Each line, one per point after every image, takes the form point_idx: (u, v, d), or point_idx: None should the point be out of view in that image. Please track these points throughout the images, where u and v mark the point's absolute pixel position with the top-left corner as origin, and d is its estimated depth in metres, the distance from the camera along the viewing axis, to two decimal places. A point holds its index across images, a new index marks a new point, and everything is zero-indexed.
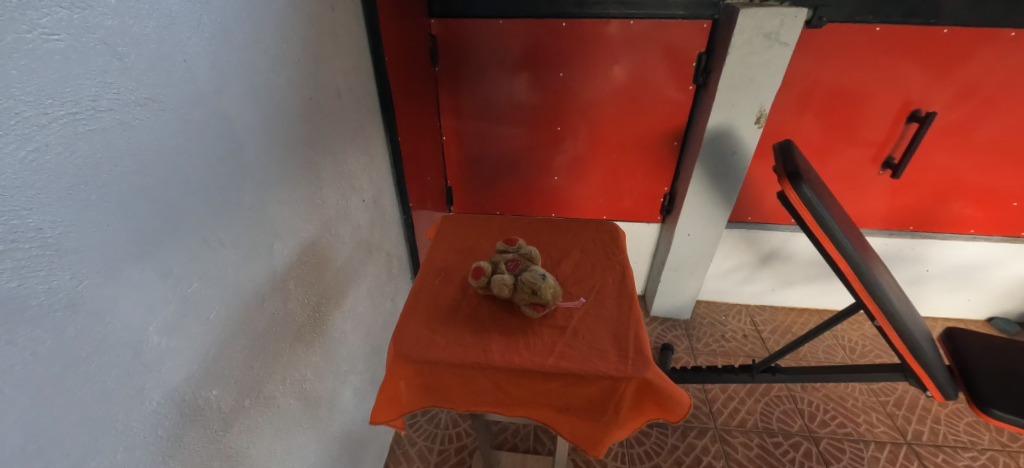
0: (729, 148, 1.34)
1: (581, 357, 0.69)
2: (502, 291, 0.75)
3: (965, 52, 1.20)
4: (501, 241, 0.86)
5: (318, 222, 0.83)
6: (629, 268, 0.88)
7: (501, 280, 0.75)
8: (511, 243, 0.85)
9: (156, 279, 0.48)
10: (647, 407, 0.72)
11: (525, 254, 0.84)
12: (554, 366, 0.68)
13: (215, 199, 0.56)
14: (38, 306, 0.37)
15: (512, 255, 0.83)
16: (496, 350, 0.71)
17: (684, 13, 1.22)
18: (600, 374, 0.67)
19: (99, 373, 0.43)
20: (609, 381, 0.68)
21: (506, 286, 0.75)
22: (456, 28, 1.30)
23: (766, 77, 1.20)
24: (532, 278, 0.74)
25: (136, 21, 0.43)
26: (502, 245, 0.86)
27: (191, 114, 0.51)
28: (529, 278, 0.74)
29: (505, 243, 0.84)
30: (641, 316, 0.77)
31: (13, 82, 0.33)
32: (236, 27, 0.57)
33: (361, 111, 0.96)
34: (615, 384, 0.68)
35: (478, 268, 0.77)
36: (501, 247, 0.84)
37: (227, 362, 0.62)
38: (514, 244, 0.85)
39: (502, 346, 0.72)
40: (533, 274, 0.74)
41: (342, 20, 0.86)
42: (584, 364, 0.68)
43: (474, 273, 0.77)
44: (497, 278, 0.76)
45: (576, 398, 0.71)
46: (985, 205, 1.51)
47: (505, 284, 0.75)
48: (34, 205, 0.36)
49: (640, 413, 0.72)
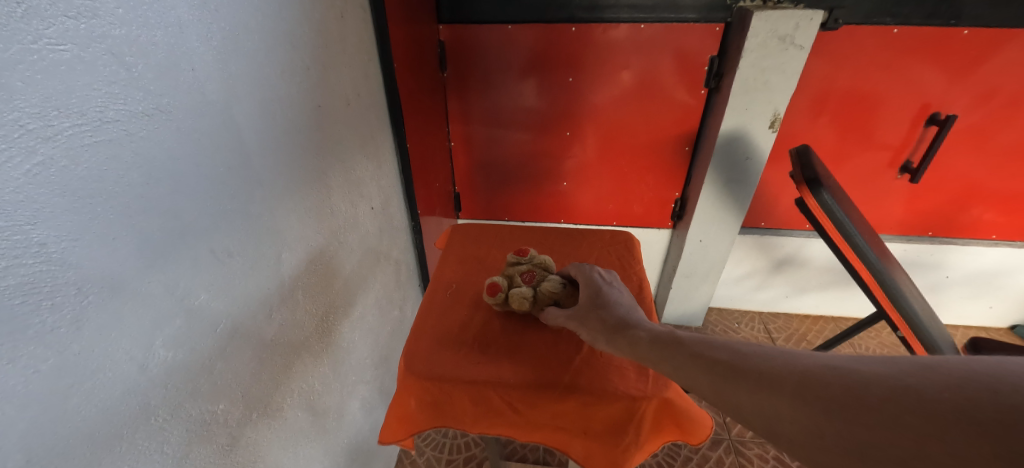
0: (743, 153, 1.32)
1: (598, 376, 0.68)
2: (522, 305, 0.76)
3: (986, 52, 1.17)
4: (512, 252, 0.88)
5: (326, 231, 0.82)
6: (645, 280, 0.87)
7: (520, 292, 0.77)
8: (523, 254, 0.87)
9: (162, 292, 0.47)
10: (666, 427, 0.69)
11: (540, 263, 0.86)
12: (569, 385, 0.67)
13: (223, 210, 0.55)
14: (42, 324, 0.36)
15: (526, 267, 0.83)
16: (510, 369, 0.69)
17: (696, 16, 1.20)
18: (617, 393, 0.66)
19: (105, 390, 0.42)
20: (628, 401, 0.66)
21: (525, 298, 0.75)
22: (463, 34, 1.29)
23: (780, 81, 1.18)
24: (553, 288, 0.75)
25: (143, 30, 0.42)
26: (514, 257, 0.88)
27: (199, 123, 0.50)
28: (549, 287, 0.76)
29: (518, 254, 0.86)
30: None
31: (16, 94, 0.33)
32: (245, 35, 0.57)
33: (369, 118, 0.96)
34: (634, 405, 0.66)
35: (495, 283, 0.78)
36: (513, 259, 0.85)
37: (234, 375, 0.60)
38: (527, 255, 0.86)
39: (516, 364, 0.71)
40: (552, 283, 0.76)
41: (351, 26, 0.85)
42: (600, 382, 0.67)
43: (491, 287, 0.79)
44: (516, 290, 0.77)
45: (593, 419, 0.68)
46: (1009, 210, 1.46)
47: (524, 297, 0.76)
48: (38, 220, 0.35)
49: (659, 434, 0.70)
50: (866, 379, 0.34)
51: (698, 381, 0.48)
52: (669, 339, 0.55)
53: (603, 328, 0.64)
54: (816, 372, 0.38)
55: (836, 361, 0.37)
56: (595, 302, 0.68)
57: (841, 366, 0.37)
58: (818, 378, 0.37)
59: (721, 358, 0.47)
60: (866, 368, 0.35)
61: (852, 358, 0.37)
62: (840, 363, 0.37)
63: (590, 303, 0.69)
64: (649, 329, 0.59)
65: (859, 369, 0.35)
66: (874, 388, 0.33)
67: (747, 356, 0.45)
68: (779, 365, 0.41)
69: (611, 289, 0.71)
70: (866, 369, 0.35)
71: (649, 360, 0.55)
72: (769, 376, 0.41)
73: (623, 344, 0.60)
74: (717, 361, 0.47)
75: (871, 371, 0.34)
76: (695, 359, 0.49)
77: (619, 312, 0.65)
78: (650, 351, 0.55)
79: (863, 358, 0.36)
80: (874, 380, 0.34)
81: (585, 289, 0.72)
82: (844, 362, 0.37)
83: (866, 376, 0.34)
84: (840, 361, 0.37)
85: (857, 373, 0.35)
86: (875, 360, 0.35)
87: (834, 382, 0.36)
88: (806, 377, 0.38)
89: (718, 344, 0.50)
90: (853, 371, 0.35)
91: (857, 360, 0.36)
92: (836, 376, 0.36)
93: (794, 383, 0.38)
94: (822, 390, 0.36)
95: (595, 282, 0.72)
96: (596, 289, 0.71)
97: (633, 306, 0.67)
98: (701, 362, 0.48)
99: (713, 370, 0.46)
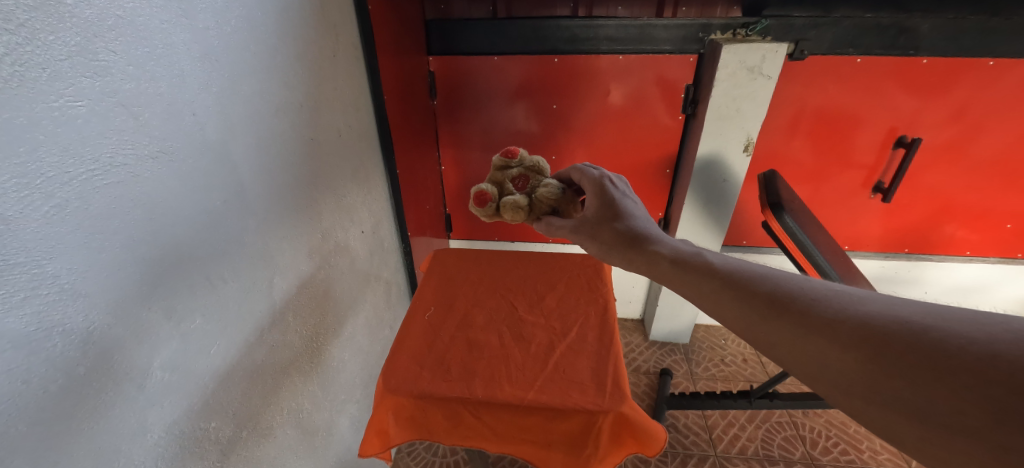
0: (720, 175, 1.40)
1: (561, 390, 0.72)
2: (518, 214, 0.88)
3: (946, 79, 1.23)
4: (500, 156, 0.95)
5: (317, 256, 0.87)
6: (611, 302, 0.93)
7: (516, 201, 0.88)
8: (511, 158, 0.95)
9: (160, 317, 0.51)
10: (625, 440, 0.73)
11: (528, 167, 0.96)
12: (534, 399, 0.71)
13: (219, 239, 0.60)
14: (53, 348, 0.40)
15: (516, 170, 0.94)
16: (479, 385, 0.73)
17: (671, 48, 1.27)
18: (578, 407, 0.70)
19: (105, 408, 0.46)
20: (586, 415, 0.70)
21: (522, 207, 0.88)
22: (453, 65, 1.37)
23: (751, 108, 1.27)
24: (548, 194, 0.87)
25: (151, 83, 0.47)
26: (501, 160, 0.96)
27: (199, 162, 0.55)
28: (545, 193, 0.87)
29: (507, 159, 0.94)
30: (620, 349, 0.81)
31: (39, 147, 0.37)
32: (243, 81, 0.62)
33: (361, 147, 1.02)
34: (592, 419, 0.70)
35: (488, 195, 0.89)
36: (505, 162, 0.95)
37: (226, 395, 0.64)
38: (515, 160, 0.94)
39: (484, 380, 0.74)
40: (547, 189, 0.87)
41: (343, 63, 0.92)
42: (563, 397, 0.71)
43: (486, 198, 0.89)
44: (511, 199, 0.88)
45: (554, 433, 0.72)
46: (980, 227, 1.51)
47: (520, 206, 0.88)
48: (52, 255, 0.39)
49: (620, 447, 0.73)
50: (946, 341, 0.33)
51: (731, 309, 0.48)
52: (696, 261, 0.56)
53: (617, 242, 0.67)
54: (883, 322, 0.37)
55: (905, 315, 0.37)
56: (607, 217, 0.72)
57: (912, 320, 0.36)
58: (884, 331, 0.36)
59: (763, 290, 0.46)
60: (941, 325, 0.34)
61: (922, 314, 0.36)
62: (910, 317, 0.36)
63: (602, 218, 0.72)
64: (668, 246, 0.61)
65: (936, 327, 0.34)
66: (958, 355, 0.31)
67: (792, 293, 0.44)
68: (836, 308, 0.40)
69: (624, 202, 0.73)
70: (944, 328, 0.34)
71: (667, 276, 0.58)
72: (824, 320, 0.40)
73: (640, 261, 0.63)
74: (756, 293, 0.47)
75: (949, 330, 0.33)
76: (729, 287, 0.49)
77: (633, 227, 0.68)
78: (670, 268, 0.58)
79: (932, 310, 0.36)
80: (956, 343, 0.32)
81: (597, 202, 0.75)
82: (916, 317, 0.36)
83: (948, 339, 0.33)
84: (909, 315, 0.36)
85: (936, 333, 0.34)
86: (947, 315, 0.35)
87: (903, 336, 0.35)
88: (869, 326, 0.37)
89: (754, 274, 0.49)
90: (929, 329, 0.34)
91: (926, 315, 0.36)
92: (908, 331, 0.35)
93: (855, 333, 0.37)
94: (891, 345, 0.35)
95: (609, 196, 0.75)
96: (609, 203, 0.74)
97: (647, 220, 0.69)
98: (737, 291, 0.48)
99: (753, 302, 0.46)
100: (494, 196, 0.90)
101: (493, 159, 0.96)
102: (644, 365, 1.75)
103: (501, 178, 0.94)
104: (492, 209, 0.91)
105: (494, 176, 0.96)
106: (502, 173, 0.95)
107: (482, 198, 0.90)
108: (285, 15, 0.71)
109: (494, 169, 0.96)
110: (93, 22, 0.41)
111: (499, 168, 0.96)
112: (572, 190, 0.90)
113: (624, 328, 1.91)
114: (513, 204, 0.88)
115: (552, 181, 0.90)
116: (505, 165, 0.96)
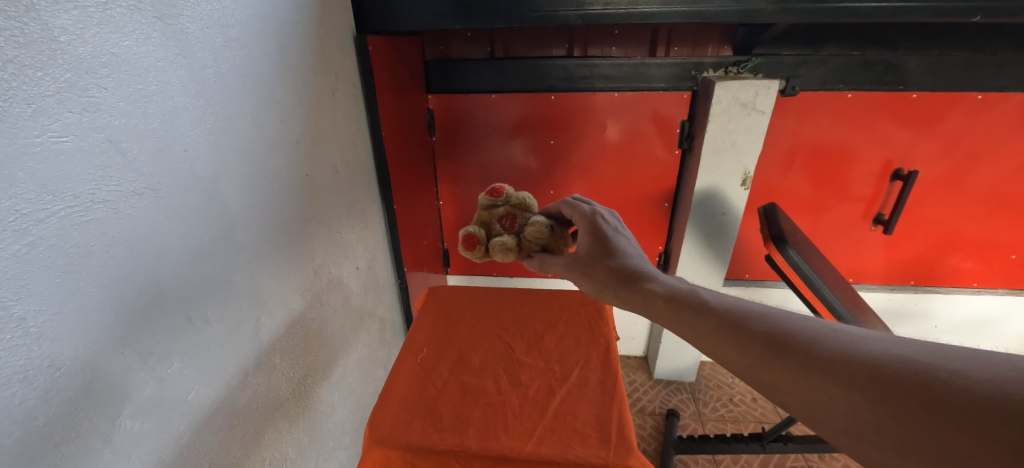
0: (718, 210, 1.40)
1: (561, 442, 0.68)
2: (508, 254, 0.87)
3: (937, 113, 1.25)
4: (486, 194, 0.93)
5: (307, 295, 0.84)
6: (613, 343, 0.89)
7: (505, 242, 0.87)
8: (498, 196, 0.93)
9: (135, 362, 0.48)
10: None
11: (514, 204, 0.93)
12: (530, 452, 0.67)
13: (205, 279, 0.57)
14: (10, 397, 0.37)
15: (502, 207, 0.93)
16: (472, 435, 0.69)
17: (665, 85, 1.30)
18: (580, 460, 0.66)
19: (66, 462, 0.42)
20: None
21: (510, 249, 0.86)
22: (451, 102, 1.39)
23: (746, 142, 1.29)
24: (536, 233, 0.85)
25: (141, 119, 0.47)
26: (487, 198, 0.94)
27: (187, 198, 0.53)
28: (533, 233, 0.85)
29: (493, 198, 0.92)
30: (624, 397, 0.76)
31: (15, 183, 0.36)
32: (238, 118, 0.62)
33: (356, 181, 1.01)
34: None
35: (476, 238, 0.88)
36: (490, 200, 0.93)
37: (204, 445, 0.59)
38: (501, 198, 0.93)
39: (478, 430, 0.70)
40: (535, 228, 0.85)
41: (340, 99, 0.93)
42: (563, 450, 0.67)
43: (474, 241, 0.87)
44: (498, 241, 0.87)
45: None
46: (985, 258, 1.49)
47: (509, 247, 0.86)
48: (21, 296, 0.37)
49: None
50: (950, 382, 0.31)
51: (729, 351, 0.45)
52: (689, 298, 0.54)
53: (609, 280, 0.65)
54: (886, 362, 0.34)
55: (908, 353, 0.34)
56: (600, 254, 0.70)
57: (914, 359, 0.34)
58: (889, 372, 0.34)
59: (761, 331, 0.44)
60: (945, 365, 0.32)
61: (923, 353, 0.34)
62: (912, 355, 0.34)
63: (595, 255, 0.70)
64: (663, 284, 0.59)
65: (940, 367, 0.32)
66: (965, 397, 0.29)
67: (790, 333, 0.42)
68: (836, 348, 0.38)
69: (617, 239, 0.71)
70: (949, 368, 0.32)
71: (662, 314, 0.56)
72: (826, 359, 0.37)
73: (634, 298, 0.61)
74: (754, 333, 0.44)
75: (955, 370, 0.31)
76: (727, 327, 0.47)
77: (627, 265, 0.66)
78: (664, 307, 0.56)
79: (936, 349, 0.34)
80: (961, 384, 0.30)
81: (589, 238, 0.73)
82: (919, 356, 0.34)
83: (952, 379, 0.31)
84: (912, 354, 0.34)
85: (942, 375, 0.31)
86: (952, 355, 0.33)
87: (907, 374, 0.33)
88: (872, 366, 0.35)
89: (751, 313, 0.47)
90: (935, 369, 0.32)
91: (929, 353, 0.34)
92: (913, 372, 0.33)
93: (859, 374, 0.35)
94: (898, 383, 0.33)
95: (601, 232, 0.72)
96: (601, 239, 0.71)
97: (640, 257, 0.67)
98: (736, 332, 0.45)
99: (751, 343, 0.43)
100: (482, 239, 0.89)
101: (479, 198, 0.94)
102: (650, 405, 1.67)
103: (488, 218, 0.93)
104: (481, 250, 0.90)
105: (480, 216, 0.94)
106: (489, 212, 0.94)
107: (470, 241, 0.88)
108: (283, 54, 0.73)
109: (480, 208, 0.94)
110: (86, 59, 0.41)
111: (486, 207, 0.94)
112: (560, 224, 0.89)
113: (627, 365, 1.85)
114: (500, 245, 0.86)
115: (540, 218, 0.88)
116: (491, 204, 0.94)
